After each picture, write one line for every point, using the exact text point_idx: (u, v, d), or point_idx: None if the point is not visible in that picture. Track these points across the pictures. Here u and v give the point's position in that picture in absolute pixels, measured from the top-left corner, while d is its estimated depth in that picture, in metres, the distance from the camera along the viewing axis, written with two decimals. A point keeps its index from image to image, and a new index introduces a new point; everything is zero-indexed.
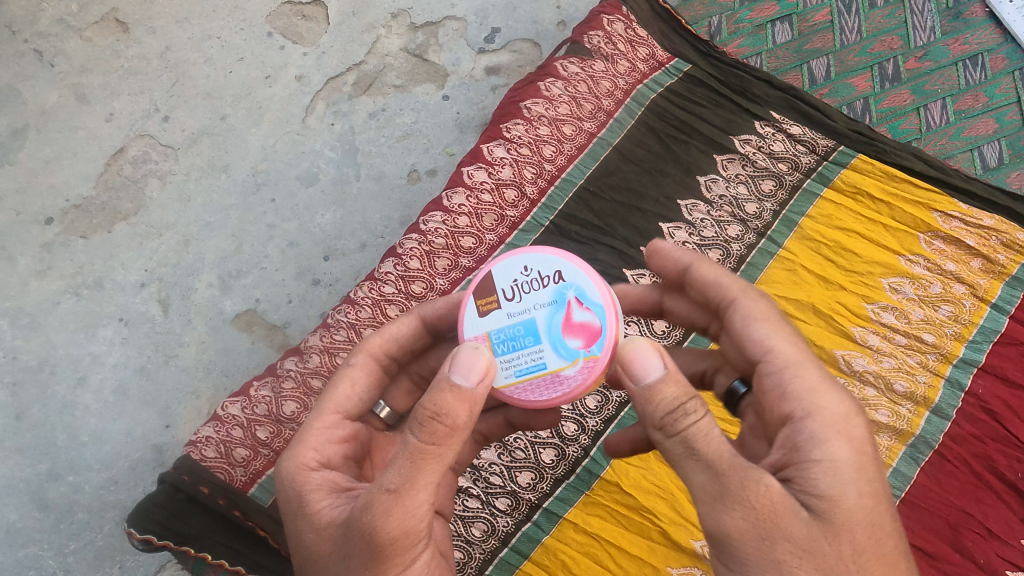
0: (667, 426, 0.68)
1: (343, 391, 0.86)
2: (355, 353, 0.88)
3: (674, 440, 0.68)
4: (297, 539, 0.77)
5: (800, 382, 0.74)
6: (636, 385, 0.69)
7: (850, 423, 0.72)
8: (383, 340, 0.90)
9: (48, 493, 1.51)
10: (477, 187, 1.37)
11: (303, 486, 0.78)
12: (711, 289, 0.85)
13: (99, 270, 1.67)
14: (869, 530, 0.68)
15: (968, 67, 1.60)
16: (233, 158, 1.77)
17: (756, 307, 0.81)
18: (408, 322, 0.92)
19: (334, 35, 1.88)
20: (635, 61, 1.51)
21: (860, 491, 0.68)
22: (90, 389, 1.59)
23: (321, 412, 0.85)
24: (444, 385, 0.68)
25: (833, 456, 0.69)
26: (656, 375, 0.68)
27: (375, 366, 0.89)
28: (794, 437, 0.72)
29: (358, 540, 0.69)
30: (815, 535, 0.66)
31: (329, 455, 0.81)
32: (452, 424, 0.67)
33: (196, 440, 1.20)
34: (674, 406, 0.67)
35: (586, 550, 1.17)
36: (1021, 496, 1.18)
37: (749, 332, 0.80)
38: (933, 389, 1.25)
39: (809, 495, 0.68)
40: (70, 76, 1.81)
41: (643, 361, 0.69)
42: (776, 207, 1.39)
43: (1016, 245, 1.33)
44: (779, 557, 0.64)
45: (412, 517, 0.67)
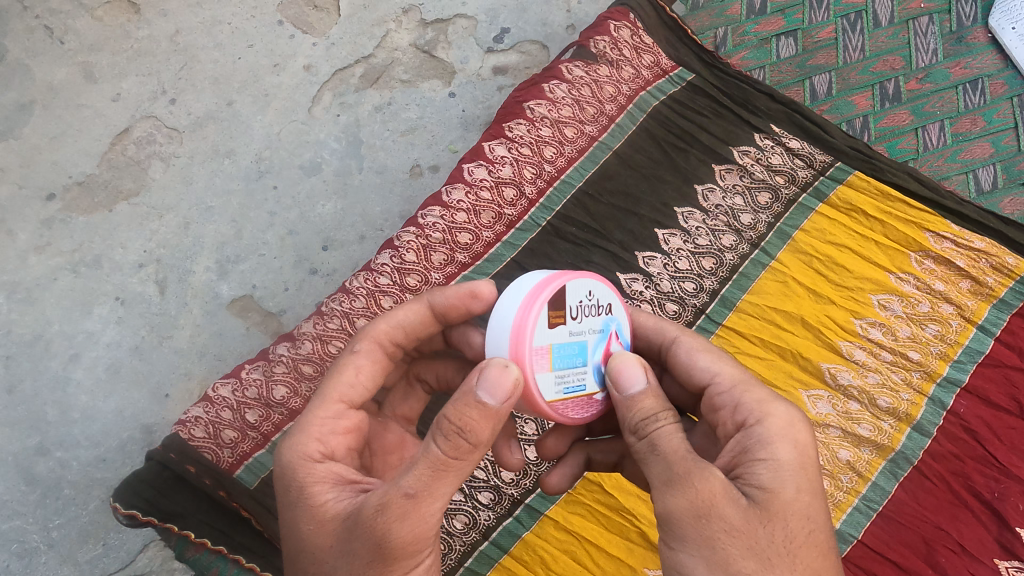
0: (641, 431, 0.74)
1: (347, 379, 0.84)
2: (358, 339, 0.86)
3: (644, 444, 0.73)
4: (294, 529, 0.77)
5: (752, 395, 0.77)
6: (620, 395, 0.76)
7: (797, 430, 0.75)
8: (386, 327, 0.88)
9: (36, 467, 1.52)
10: (477, 184, 1.38)
11: (308, 479, 0.77)
12: (651, 333, 0.88)
13: (97, 248, 1.68)
14: (804, 522, 0.71)
15: (968, 91, 1.62)
16: (237, 144, 1.79)
17: (696, 341, 0.86)
18: (413, 309, 0.89)
19: (344, 27, 1.89)
20: (639, 68, 1.52)
21: (797, 485, 0.71)
22: (83, 366, 1.60)
23: (324, 402, 0.83)
24: (470, 399, 0.68)
25: (776, 454, 0.72)
26: (638, 388, 0.75)
27: (379, 353, 0.87)
28: (743, 440, 0.74)
29: (366, 537, 0.69)
30: (752, 520, 0.69)
31: (334, 448, 0.81)
32: (475, 439, 0.68)
33: (185, 420, 1.20)
34: (648, 415, 0.74)
35: (565, 547, 1.18)
36: (997, 517, 1.19)
37: (695, 362, 0.84)
38: (915, 406, 1.27)
39: (751, 486, 0.71)
40: (80, 54, 1.82)
41: (631, 374, 0.76)
42: (771, 219, 1.41)
43: (1005, 268, 1.35)
44: (711, 535, 0.68)
45: (426, 522, 0.69)
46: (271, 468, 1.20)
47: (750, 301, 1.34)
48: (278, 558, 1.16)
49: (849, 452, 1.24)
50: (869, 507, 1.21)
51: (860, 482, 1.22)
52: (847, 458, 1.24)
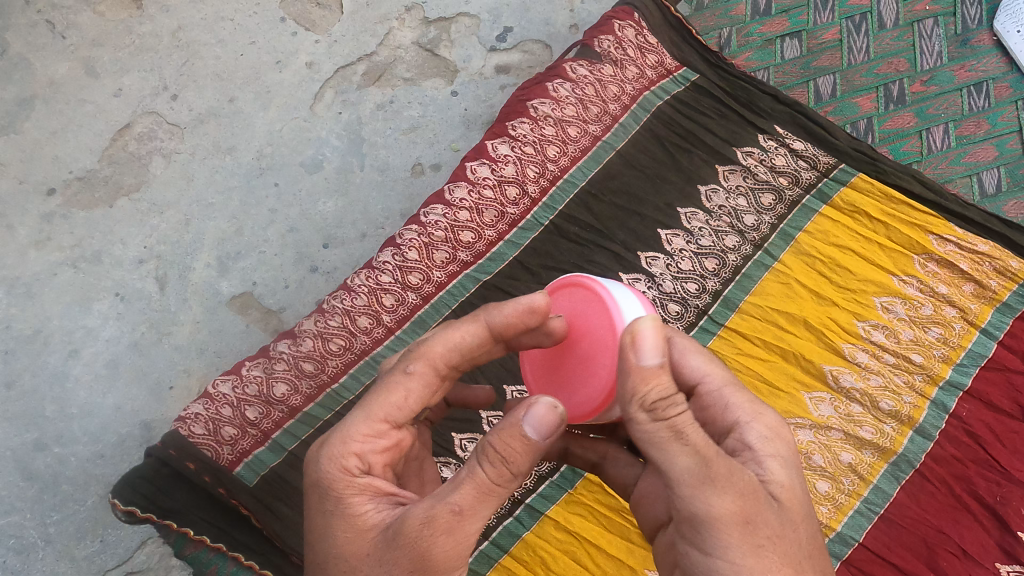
0: (659, 412, 0.66)
1: (393, 399, 0.78)
2: (412, 361, 0.77)
3: (665, 426, 0.66)
4: (328, 536, 0.76)
5: (736, 394, 0.76)
6: (636, 365, 0.67)
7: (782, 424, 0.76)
8: (442, 348, 0.78)
9: (34, 463, 1.51)
10: (480, 182, 1.38)
11: (345, 489, 0.76)
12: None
13: (98, 244, 1.68)
14: (811, 517, 0.73)
15: (973, 94, 1.61)
16: (238, 140, 1.78)
17: (688, 338, 0.79)
18: (473, 327, 0.79)
19: (346, 24, 1.89)
20: (644, 67, 1.52)
21: (801, 478, 0.73)
22: (82, 361, 1.59)
23: (366, 419, 0.78)
24: (517, 430, 0.67)
25: (780, 449, 0.73)
26: (654, 360, 0.67)
27: (432, 374, 0.79)
28: (742, 439, 0.73)
29: (406, 552, 0.68)
30: (784, 522, 0.69)
31: (376, 462, 0.77)
32: (519, 468, 0.68)
33: (185, 417, 1.20)
34: (667, 395, 0.67)
35: (565, 547, 1.18)
36: (999, 521, 1.19)
37: (688, 358, 0.77)
38: (918, 409, 1.27)
39: (770, 485, 0.71)
40: (81, 49, 1.82)
41: (649, 344, 0.67)
42: (774, 220, 1.40)
43: (1009, 272, 1.35)
44: (759, 542, 0.67)
45: (466, 540, 0.68)
46: (271, 466, 1.19)
47: (752, 302, 1.33)
48: (276, 556, 1.16)
49: (851, 454, 1.24)
50: (870, 509, 1.20)
51: (861, 485, 1.22)
52: (848, 461, 1.23)
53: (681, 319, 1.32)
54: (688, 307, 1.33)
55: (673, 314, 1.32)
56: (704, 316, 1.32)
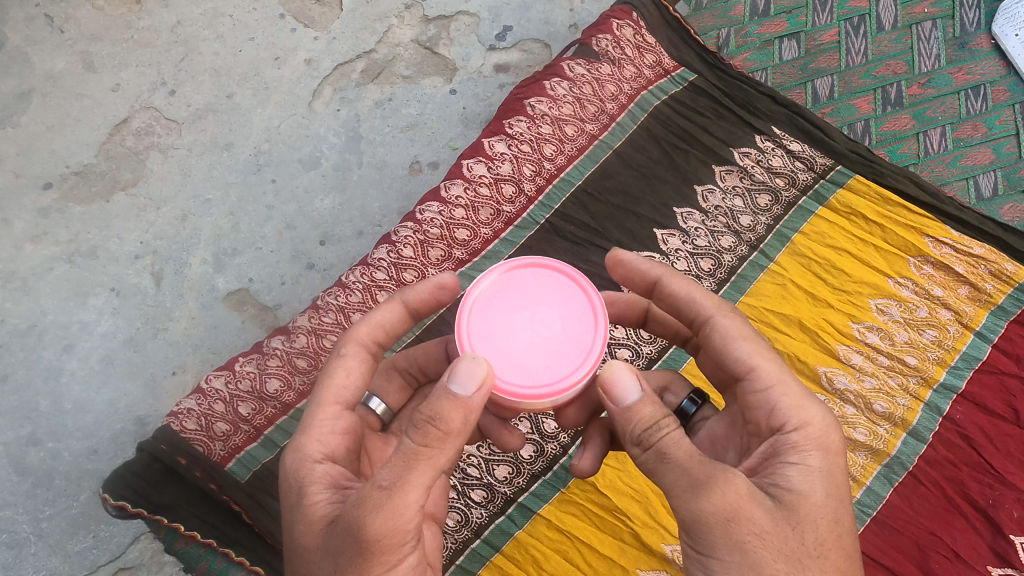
0: (645, 442, 0.72)
1: (340, 381, 0.83)
2: (343, 343, 0.84)
3: (649, 455, 0.71)
4: (290, 528, 0.76)
5: (786, 398, 0.75)
6: (617, 407, 0.73)
7: (831, 436, 0.74)
8: (370, 329, 0.86)
9: (27, 458, 1.51)
10: (476, 180, 1.38)
11: (304, 478, 0.76)
12: (685, 304, 0.84)
13: (94, 239, 1.67)
14: (832, 525, 0.71)
15: (970, 97, 1.61)
16: (236, 136, 1.78)
17: (735, 325, 0.81)
18: (392, 309, 0.89)
19: (346, 21, 1.88)
20: (641, 67, 1.52)
21: (825, 488, 0.71)
22: (77, 356, 1.59)
23: (320, 404, 0.81)
24: (441, 392, 0.67)
25: (808, 460, 0.72)
26: (635, 396, 0.72)
27: (366, 354, 0.85)
28: (776, 443, 0.74)
29: (346, 533, 0.68)
30: (780, 523, 0.68)
31: (333, 447, 0.80)
32: (447, 429, 0.67)
33: (177, 412, 1.20)
34: (650, 424, 0.71)
35: (557, 546, 1.17)
36: (991, 524, 1.18)
37: (731, 349, 0.79)
38: (912, 412, 1.27)
39: (777, 488, 0.71)
40: (79, 43, 1.81)
41: (625, 384, 0.72)
42: (770, 221, 1.40)
43: (1004, 275, 1.35)
44: (742, 538, 0.66)
45: (400, 516, 0.66)
46: (263, 462, 1.19)
47: (748, 303, 1.33)
48: (267, 553, 1.16)
49: None
50: (863, 511, 1.20)
51: (854, 486, 1.22)
52: None
53: None
54: None
55: None
56: None
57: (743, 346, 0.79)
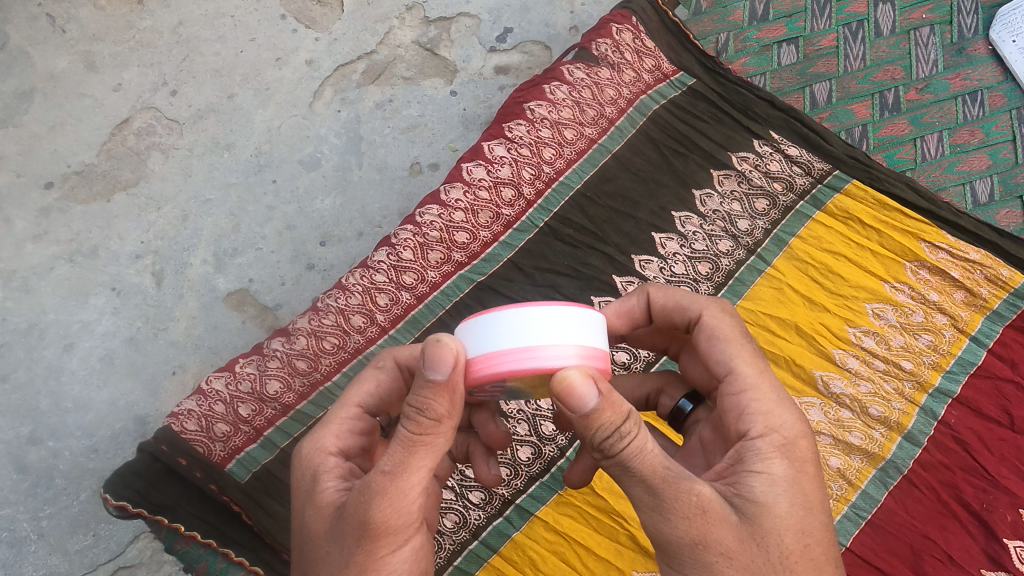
0: (607, 451, 0.67)
1: (367, 388, 0.84)
2: (381, 355, 0.85)
3: (614, 462, 0.68)
4: (300, 514, 0.77)
5: (757, 405, 0.77)
6: (574, 416, 0.65)
7: (796, 444, 0.75)
8: (411, 350, 0.86)
9: (28, 456, 1.52)
10: (475, 183, 1.38)
11: (319, 467, 0.78)
12: (675, 313, 0.87)
13: (95, 238, 1.68)
14: (799, 535, 0.71)
15: (967, 102, 1.62)
16: (237, 137, 1.79)
17: (723, 323, 0.83)
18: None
19: (347, 22, 1.89)
20: (640, 71, 1.52)
21: (789, 498, 0.72)
22: (78, 355, 1.60)
23: (342, 404, 0.83)
24: (421, 381, 0.65)
25: (772, 469, 0.73)
26: (593, 404, 0.64)
27: (399, 372, 0.85)
28: (742, 450, 0.75)
29: (353, 517, 0.69)
30: (745, 539, 0.69)
31: (350, 444, 0.81)
32: (436, 415, 0.66)
33: (177, 413, 1.20)
34: (610, 431, 0.66)
35: (554, 548, 1.18)
36: (984, 527, 1.19)
37: (716, 348, 0.82)
38: (907, 416, 1.28)
39: (741, 499, 0.71)
40: (80, 43, 1.82)
41: (582, 393, 0.64)
42: (767, 226, 1.41)
43: (1000, 280, 1.36)
44: (710, 560, 0.68)
45: (406, 499, 0.68)
46: (263, 463, 1.20)
47: (745, 307, 1.34)
48: (266, 553, 1.17)
49: (840, 460, 1.24)
50: (858, 514, 1.21)
51: (849, 490, 1.23)
52: (837, 466, 1.24)
53: None
54: None
55: None
56: None
57: (729, 345, 0.81)
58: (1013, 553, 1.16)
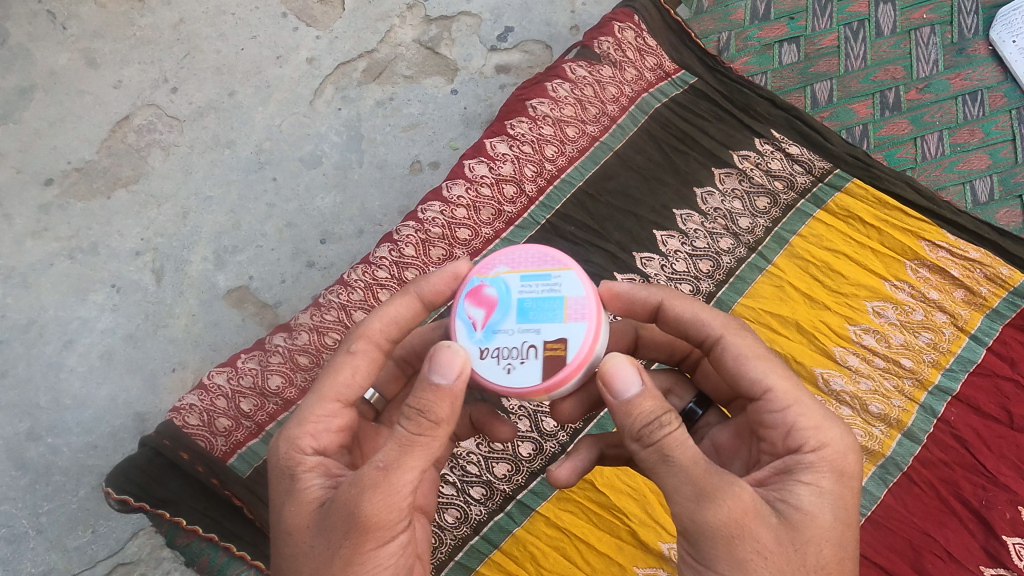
0: (645, 439, 0.70)
1: (343, 378, 0.81)
2: (354, 339, 0.82)
3: (651, 452, 0.70)
4: (278, 512, 0.77)
5: (805, 419, 0.75)
6: (615, 401, 0.71)
7: (846, 458, 0.74)
8: (383, 325, 0.83)
9: (26, 452, 1.51)
10: (478, 180, 1.39)
11: (298, 467, 0.77)
12: (690, 326, 0.84)
13: (94, 235, 1.68)
14: (836, 549, 0.71)
15: (968, 102, 1.63)
16: (237, 135, 1.79)
17: (746, 343, 0.80)
18: (407, 302, 0.84)
19: (348, 21, 1.90)
20: (643, 69, 1.53)
21: (835, 512, 0.72)
22: (77, 352, 1.59)
23: (320, 399, 0.81)
24: (425, 385, 0.68)
25: (821, 481, 0.72)
26: (635, 391, 0.70)
27: (376, 353, 0.83)
28: (789, 461, 0.74)
29: (341, 511, 0.69)
30: (783, 543, 0.68)
31: (328, 443, 0.79)
32: (436, 417, 0.68)
33: (180, 408, 1.21)
34: (650, 420, 0.70)
35: (556, 544, 1.18)
36: (984, 524, 1.19)
37: (744, 369, 0.78)
38: (907, 413, 1.28)
39: (787, 506, 0.71)
40: (81, 40, 1.82)
41: (625, 377, 0.70)
42: (769, 224, 1.41)
43: (1000, 279, 1.36)
44: (744, 556, 0.67)
45: (397, 495, 0.68)
46: (264, 458, 1.19)
47: (746, 304, 1.34)
48: (268, 548, 1.17)
49: None
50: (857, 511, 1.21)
51: None
52: None
53: None
54: None
55: None
56: None
57: (755, 366, 0.78)
58: (1012, 550, 1.16)
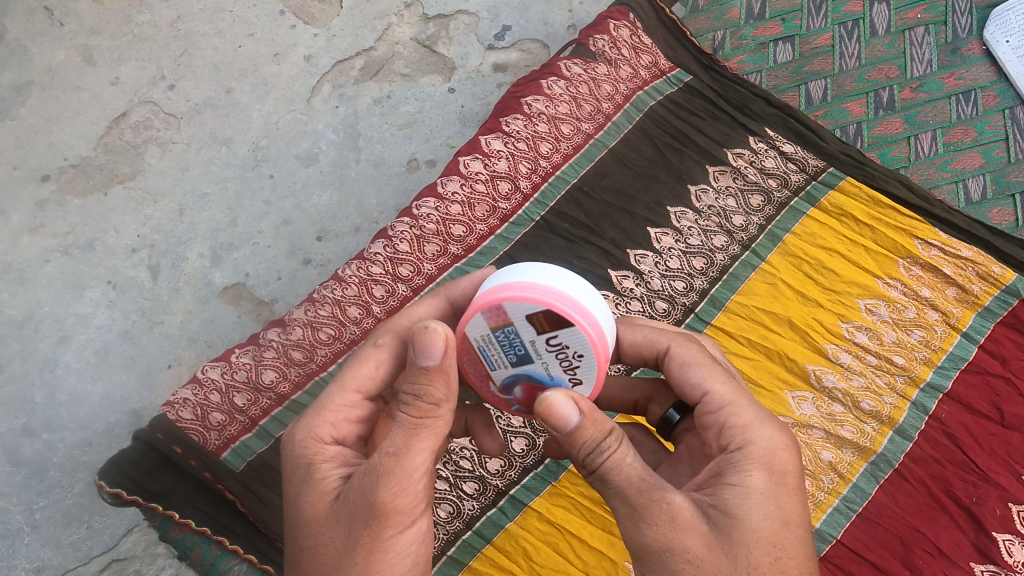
0: (590, 467, 0.70)
1: (366, 370, 0.79)
2: (380, 333, 0.80)
3: (595, 477, 0.71)
4: (294, 501, 0.76)
5: (735, 418, 0.74)
6: (559, 432, 0.70)
7: (776, 456, 0.73)
8: (410, 322, 0.81)
9: (20, 449, 1.51)
10: (472, 177, 1.39)
11: (314, 456, 0.76)
12: (642, 348, 0.83)
13: (90, 232, 1.68)
14: (769, 549, 0.69)
15: (961, 102, 1.63)
16: (235, 132, 1.79)
17: (691, 353, 0.80)
18: (435, 303, 0.85)
19: (345, 19, 1.90)
20: (637, 67, 1.54)
21: (764, 512, 0.70)
22: (72, 348, 1.59)
23: (340, 390, 0.79)
24: (416, 369, 0.68)
25: (748, 481, 0.71)
26: (576, 419, 0.69)
27: (401, 348, 0.80)
28: (720, 462, 0.73)
29: (359, 498, 0.70)
30: (714, 549, 0.68)
31: (347, 433, 0.79)
32: (434, 398, 0.69)
33: (173, 402, 1.21)
34: (593, 447, 0.70)
35: (547, 539, 1.19)
36: (974, 522, 1.20)
37: (688, 377, 0.78)
38: (898, 410, 1.28)
39: (717, 510, 0.70)
40: (78, 37, 1.82)
41: (564, 410, 0.69)
42: (762, 222, 1.42)
43: (991, 277, 1.37)
44: (675, 566, 0.67)
45: (412, 480, 0.69)
46: (257, 453, 1.20)
47: (739, 302, 1.35)
48: (261, 541, 1.17)
49: (832, 453, 1.25)
50: (849, 508, 1.22)
51: (840, 483, 1.23)
52: (828, 460, 1.25)
53: (668, 317, 1.33)
54: (675, 305, 1.34)
55: (661, 311, 1.33)
56: (691, 314, 1.34)
57: (699, 379, 0.78)
58: (1002, 546, 1.17)
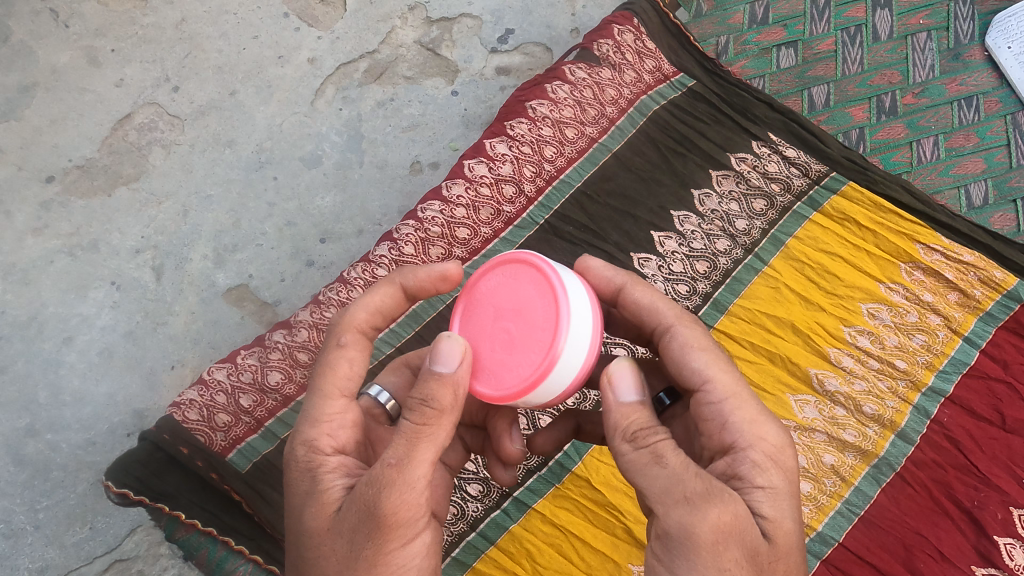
0: (636, 441, 0.70)
1: (342, 372, 0.81)
2: (343, 333, 0.82)
3: (637, 456, 0.70)
4: (297, 513, 0.76)
5: (739, 415, 0.74)
6: (613, 403, 0.74)
7: (785, 457, 0.74)
8: (369, 315, 0.84)
9: (25, 448, 1.52)
10: (477, 180, 1.40)
11: (316, 467, 0.77)
12: (647, 314, 0.84)
13: (95, 232, 1.69)
14: (792, 554, 0.70)
15: (963, 107, 1.64)
16: (238, 134, 1.80)
17: (694, 335, 0.80)
18: (390, 292, 0.86)
19: (349, 21, 1.91)
20: (641, 72, 1.55)
21: (791, 515, 0.71)
22: (76, 349, 1.60)
23: (325, 398, 0.80)
24: (427, 374, 0.71)
25: (773, 481, 0.71)
26: (631, 397, 0.73)
27: (366, 341, 0.83)
28: (735, 464, 0.72)
29: (361, 511, 0.69)
30: (756, 549, 0.67)
31: (344, 440, 0.79)
32: (439, 406, 0.70)
33: (180, 403, 1.21)
34: (643, 425, 0.72)
35: (552, 540, 1.19)
36: (976, 525, 1.21)
37: (688, 357, 0.78)
38: (900, 414, 1.29)
39: (751, 510, 0.69)
40: (83, 38, 1.83)
41: (626, 382, 0.74)
42: (765, 225, 1.43)
43: (993, 282, 1.37)
44: (726, 565, 0.64)
45: (414, 491, 0.68)
46: (263, 454, 1.20)
47: (742, 305, 1.36)
48: (266, 542, 1.18)
49: (834, 456, 1.26)
50: (851, 511, 1.22)
51: (842, 486, 1.24)
52: (831, 463, 1.25)
53: None
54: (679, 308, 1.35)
55: None
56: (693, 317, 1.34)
57: (693, 355, 0.78)
58: (1003, 550, 1.18)
